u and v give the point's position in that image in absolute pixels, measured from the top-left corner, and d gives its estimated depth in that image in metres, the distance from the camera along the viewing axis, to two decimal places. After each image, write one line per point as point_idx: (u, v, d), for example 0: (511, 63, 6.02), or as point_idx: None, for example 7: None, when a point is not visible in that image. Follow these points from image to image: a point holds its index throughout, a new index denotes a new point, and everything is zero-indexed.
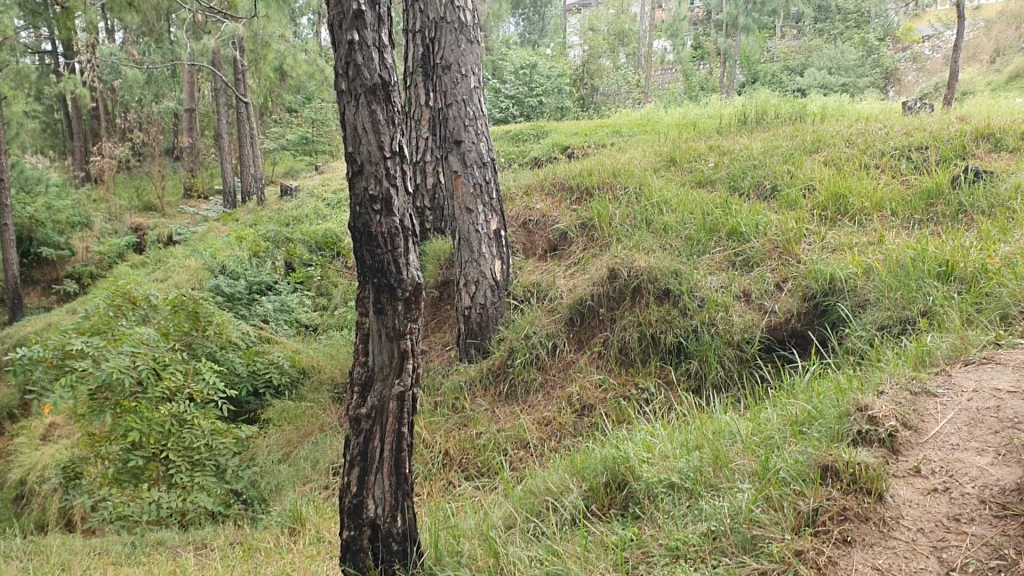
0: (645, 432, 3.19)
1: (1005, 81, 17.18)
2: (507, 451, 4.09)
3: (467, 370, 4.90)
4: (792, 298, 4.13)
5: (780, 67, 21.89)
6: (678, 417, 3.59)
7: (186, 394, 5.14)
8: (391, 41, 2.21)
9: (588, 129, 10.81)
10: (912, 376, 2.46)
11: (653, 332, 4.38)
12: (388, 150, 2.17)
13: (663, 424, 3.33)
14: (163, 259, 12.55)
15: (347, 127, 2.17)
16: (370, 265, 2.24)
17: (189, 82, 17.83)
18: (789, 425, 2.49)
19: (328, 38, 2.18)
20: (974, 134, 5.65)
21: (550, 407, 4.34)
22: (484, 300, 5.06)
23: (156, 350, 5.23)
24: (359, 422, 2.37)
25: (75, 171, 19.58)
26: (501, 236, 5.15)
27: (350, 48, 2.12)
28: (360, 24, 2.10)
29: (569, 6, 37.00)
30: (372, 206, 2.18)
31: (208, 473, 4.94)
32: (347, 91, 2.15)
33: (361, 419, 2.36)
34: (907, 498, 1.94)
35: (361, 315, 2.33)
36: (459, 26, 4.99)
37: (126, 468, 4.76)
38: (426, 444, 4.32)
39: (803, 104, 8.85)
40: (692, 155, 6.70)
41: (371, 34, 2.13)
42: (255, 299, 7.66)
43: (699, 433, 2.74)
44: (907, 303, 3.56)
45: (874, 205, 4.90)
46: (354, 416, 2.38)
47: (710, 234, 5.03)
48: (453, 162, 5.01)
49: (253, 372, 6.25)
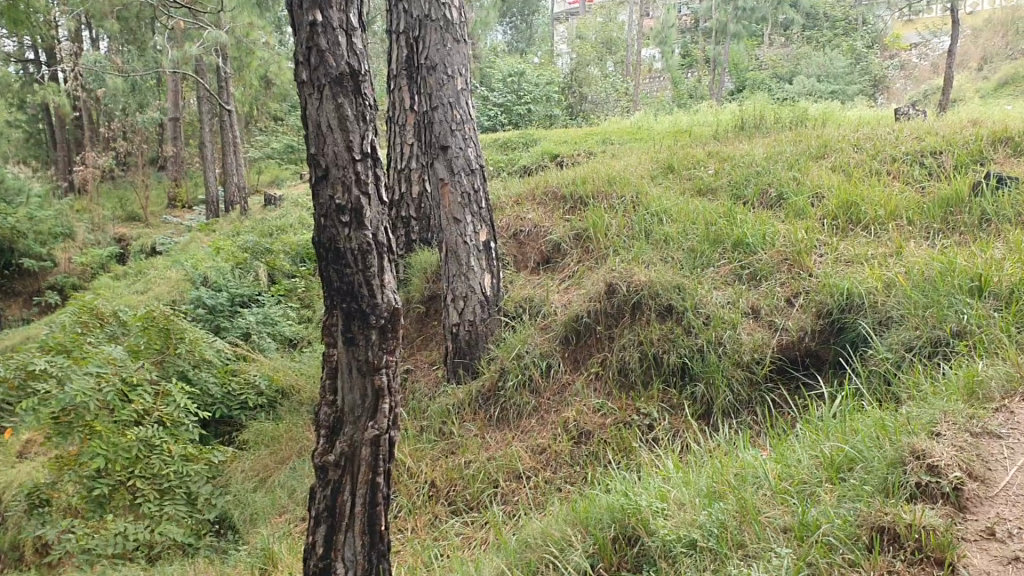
0: (655, 474, 2.86)
1: (994, 89, 16.97)
2: (498, 483, 3.75)
3: (455, 392, 4.55)
4: (805, 316, 3.84)
5: (769, 75, 21.64)
6: (690, 453, 3.26)
7: (155, 418, 4.81)
8: (359, 21, 1.89)
9: (579, 136, 10.50)
10: (969, 414, 2.13)
11: (654, 352, 4.05)
12: (358, 151, 1.86)
13: (674, 462, 3.00)
14: (145, 271, 12.18)
15: (310, 123, 1.85)
16: (338, 288, 1.92)
17: (174, 91, 17.51)
18: (823, 470, 2.18)
19: (286, 21, 1.85)
20: (991, 138, 5.33)
21: (545, 434, 4.00)
22: (474, 316, 4.71)
23: (125, 371, 4.91)
24: (323, 471, 2.06)
25: (59, 181, 19.21)
26: (491, 247, 4.80)
27: (312, 31, 1.79)
28: (323, 2, 1.77)
29: (556, 16, 36.56)
30: (340, 218, 1.86)
31: (179, 502, 4.54)
32: (309, 81, 1.82)
33: (329, 468, 2.04)
34: (984, 569, 1.62)
35: (328, 346, 2.01)
36: (445, 24, 4.62)
37: (92, 497, 4.31)
38: (411, 474, 3.95)
39: (800, 109, 8.52)
40: (690, 162, 6.39)
41: (337, 14, 1.80)
42: (238, 310, 7.31)
43: (718, 476, 2.39)
44: (937, 322, 3.25)
45: (888, 213, 4.59)
46: (321, 464, 2.06)
47: (714, 245, 4.72)
48: (439, 169, 4.66)
49: (228, 393, 5.87)
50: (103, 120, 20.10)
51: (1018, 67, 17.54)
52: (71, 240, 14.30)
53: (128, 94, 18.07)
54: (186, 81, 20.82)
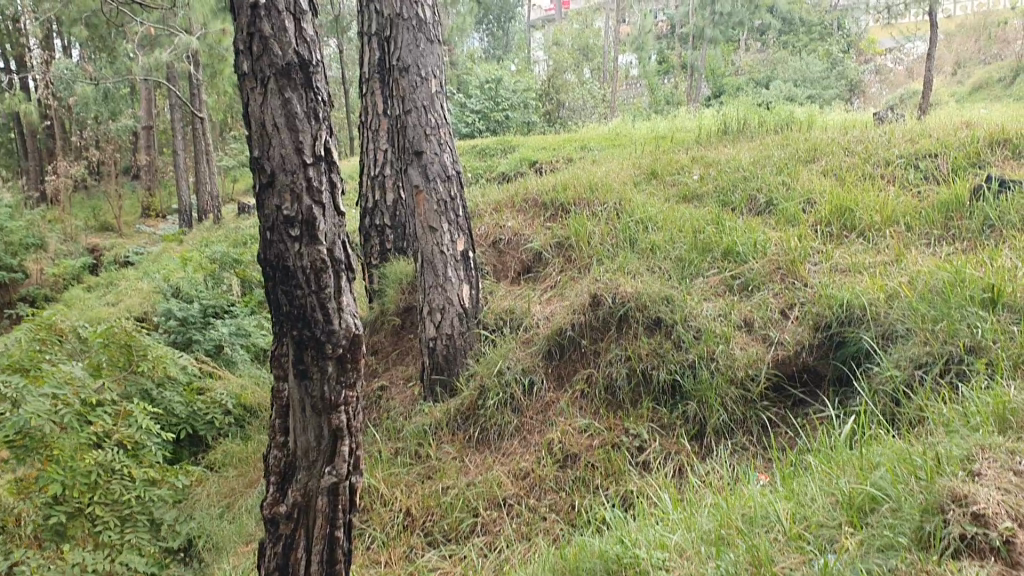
0: (653, 513, 2.59)
1: (969, 93, 16.94)
2: (478, 512, 3.48)
3: (432, 411, 4.28)
4: (800, 328, 3.62)
5: (745, 80, 21.15)
6: (688, 488, 2.99)
7: (116, 440, 4.34)
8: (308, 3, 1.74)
9: (556, 143, 10.25)
10: (1009, 447, 1.90)
11: (643, 368, 3.81)
12: (309, 153, 1.72)
13: (673, 499, 2.74)
14: (115, 284, 11.80)
15: (253, 122, 1.71)
16: (290, 311, 1.79)
17: (147, 99, 17.13)
18: (843, 511, 1.97)
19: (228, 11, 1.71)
20: (987, 141, 5.13)
21: (527, 457, 3.75)
22: (452, 331, 4.44)
23: (84, 390, 4.43)
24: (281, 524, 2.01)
25: (31, 191, 18.74)
26: (468, 257, 4.52)
27: (254, 12, 1.65)
28: None
29: (534, 23, 36.24)
30: (289, 230, 1.72)
31: (141, 529, 4.11)
32: (251, 71, 1.68)
33: (281, 518, 1.99)
34: None
35: (280, 383, 1.91)
36: (418, 23, 4.37)
37: (48, 524, 3.78)
38: (384, 502, 3.68)
39: (783, 113, 8.29)
40: (675, 167, 6.16)
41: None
42: (211, 322, 6.99)
43: (723, 515, 2.16)
44: (948, 336, 3.03)
45: (884, 218, 4.38)
46: (272, 514, 2.00)
47: (703, 254, 4.48)
48: (413, 176, 4.38)
49: (194, 412, 5.54)
50: (75, 129, 19.65)
51: (992, 71, 17.50)
52: (43, 251, 13.88)
53: (100, 101, 17.67)
54: (160, 89, 20.41)
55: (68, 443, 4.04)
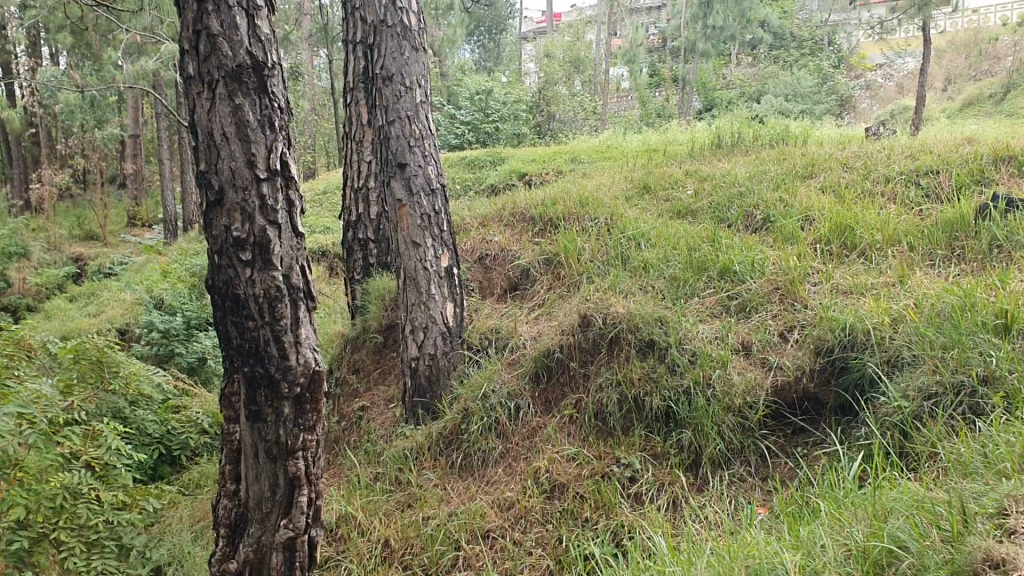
0: (651, 562, 2.39)
1: (960, 109, 16.87)
2: (460, 545, 3.27)
3: (414, 434, 4.08)
4: (801, 353, 3.45)
5: (736, 94, 21.03)
6: (690, 531, 2.77)
7: (86, 461, 3.85)
8: (264, 18, 2.02)
9: (546, 155, 10.05)
10: None
11: (636, 394, 3.62)
12: (263, 169, 2.01)
13: (678, 545, 2.52)
14: (97, 295, 11.51)
15: (202, 133, 1.99)
16: (242, 341, 2.11)
17: (134, 108, 16.87)
18: (861, 567, 1.79)
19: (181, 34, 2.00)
20: (991, 157, 4.97)
21: (512, 485, 3.55)
22: (435, 350, 4.23)
23: (50, 408, 3.97)
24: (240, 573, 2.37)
25: (15, 199, 18.44)
26: (453, 274, 4.33)
27: (209, 32, 1.93)
28: (223, 9, 1.92)
29: (526, 35, 36.07)
30: (242, 254, 2.03)
31: (109, 557, 3.58)
32: (198, 74, 1.96)
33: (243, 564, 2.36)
34: None
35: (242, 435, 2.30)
36: (402, 31, 4.20)
37: (9, 549, 3.24)
38: (362, 531, 3.46)
39: (778, 127, 8.09)
40: (668, 181, 5.99)
41: (242, 22, 1.95)
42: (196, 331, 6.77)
43: (726, 567, 1.99)
44: (959, 365, 2.86)
45: (886, 238, 4.20)
46: (235, 561, 2.39)
47: (698, 272, 4.31)
48: (397, 190, 4.19)
49: (167, 433, 5.21)
50: (60, 136, 19.36)
51: (982, 87, 17.42)
52: (26, 259, 13.60)
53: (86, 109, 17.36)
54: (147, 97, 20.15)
55: (36, 459, 3.53)
